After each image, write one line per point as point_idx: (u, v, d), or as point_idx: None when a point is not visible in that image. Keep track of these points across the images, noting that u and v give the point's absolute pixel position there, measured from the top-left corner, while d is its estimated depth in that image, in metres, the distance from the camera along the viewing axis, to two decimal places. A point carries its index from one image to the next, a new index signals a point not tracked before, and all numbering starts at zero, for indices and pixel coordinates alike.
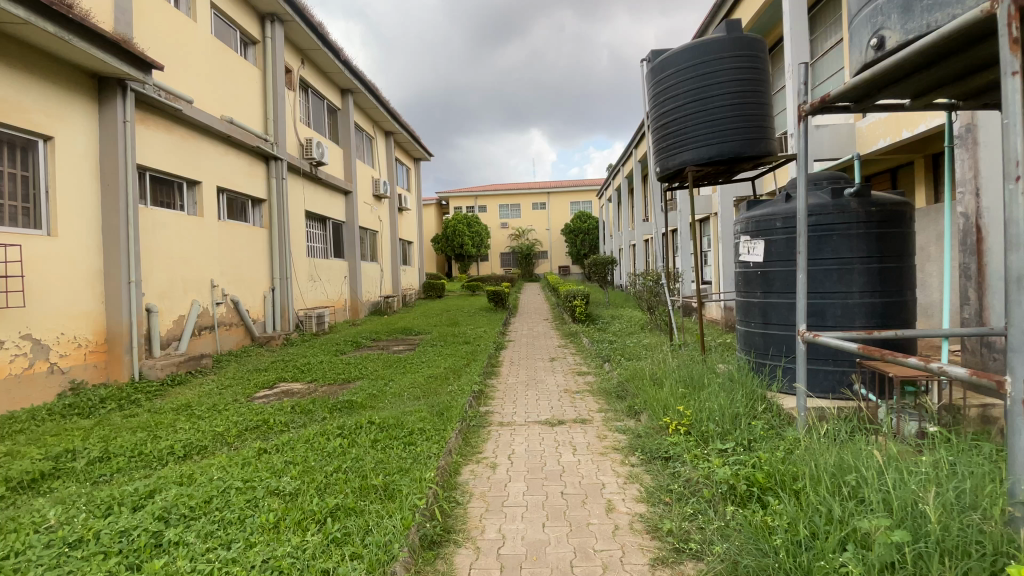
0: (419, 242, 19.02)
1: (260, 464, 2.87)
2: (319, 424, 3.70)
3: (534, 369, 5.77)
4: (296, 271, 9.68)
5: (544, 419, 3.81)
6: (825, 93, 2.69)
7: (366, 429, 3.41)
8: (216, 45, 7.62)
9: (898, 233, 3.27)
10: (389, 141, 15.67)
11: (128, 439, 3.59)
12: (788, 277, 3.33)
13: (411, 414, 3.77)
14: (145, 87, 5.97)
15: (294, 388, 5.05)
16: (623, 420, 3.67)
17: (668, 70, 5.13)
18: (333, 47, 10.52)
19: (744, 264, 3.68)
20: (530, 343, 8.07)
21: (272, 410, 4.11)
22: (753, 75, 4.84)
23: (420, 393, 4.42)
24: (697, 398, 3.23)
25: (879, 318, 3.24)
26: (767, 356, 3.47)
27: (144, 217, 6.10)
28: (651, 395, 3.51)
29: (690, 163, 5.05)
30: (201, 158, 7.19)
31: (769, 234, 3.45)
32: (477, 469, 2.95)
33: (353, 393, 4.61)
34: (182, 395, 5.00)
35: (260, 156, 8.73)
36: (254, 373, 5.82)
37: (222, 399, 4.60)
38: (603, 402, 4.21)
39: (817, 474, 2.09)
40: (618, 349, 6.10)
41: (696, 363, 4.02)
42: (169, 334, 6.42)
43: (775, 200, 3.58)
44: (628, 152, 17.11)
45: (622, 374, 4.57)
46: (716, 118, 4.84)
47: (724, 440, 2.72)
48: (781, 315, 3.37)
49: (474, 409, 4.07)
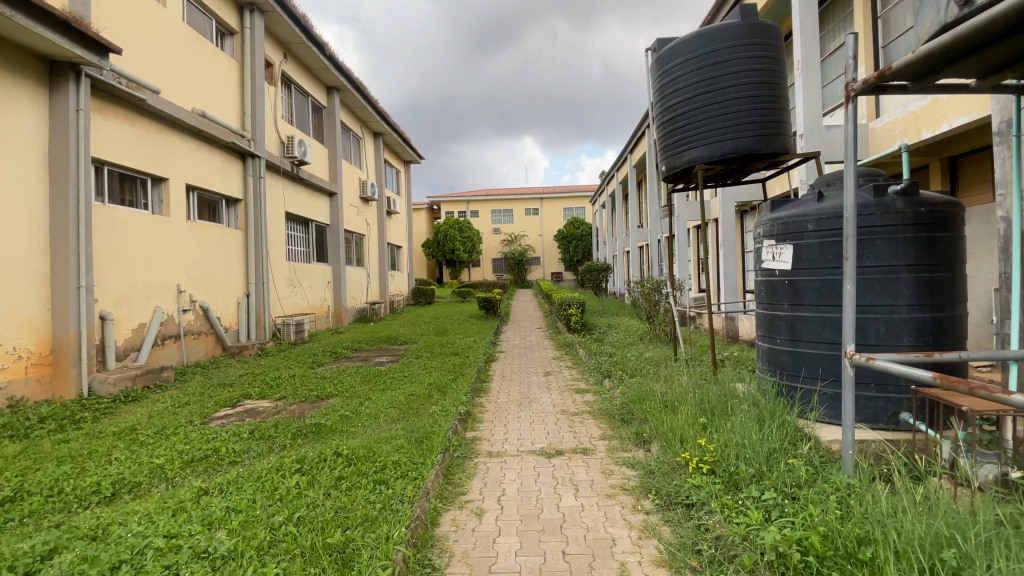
0: (409, 247, 18.50)
1: (194, 513, 2.35)
2: (277, 454, 3.19)
3: (528, 385, 5.28)
4: (274, 276, 9.12)
5: (540, 449, 3.31)
6: (884, 66, 2.23)
7: (331, 463, 2.90)
8: (188, 33, 7.10)
9: (949, 237, 2.82)
10: (378, 143, 15.17)
11: (50, 473, 3.05)
12: (822, 288, 2.88)
13: (385, 443, 3.25)
14: (104, 73, 5.44)
15: (259, 408, 4.52)
16: (630, 451, 3.18)
17: (675, 60, 4.69)
18: (318, 41, 10.05)
19: (767, 271, 3.23)
20: (523, 355, 7.56)
21: (226, 435, 3.58)
22: (770, 65, 4.42)
23: (399, 416, 3.90)
24: (720, 429, 2.76)
25: (929, 337, 2.79)
26: (797, 379, 3.01)
27: (100, 216, 5.55)
28: (664, 422, 3.03)
29: (699, 161, 4.60)
30: (169, 154, 6.66)
31: (800, 238, 2.99)
32: (459, 518, 2.45)
33: (323, 414, 4.09)
34: (131, 415, 4.43)
35: (236, 153, 8.18)
36: (217, 389, 5.25)
37: (173, 421, 4.05)
38: (606, 427, 3.71)
39: (899, 547, 1.61)
40: (619, 362, 5.61)
41: (710, 384, 3.55)
42: (127, 344, 5.85)
43: (804, 199, 3.13)
44: (623, 156, 16.70)
45: (626, 393, 4.08)
46: (728, 111, 4.41)
47: (759, 486, 2.25)
48: (814, 331, 2.91)
49: (458, 435, 3.56)
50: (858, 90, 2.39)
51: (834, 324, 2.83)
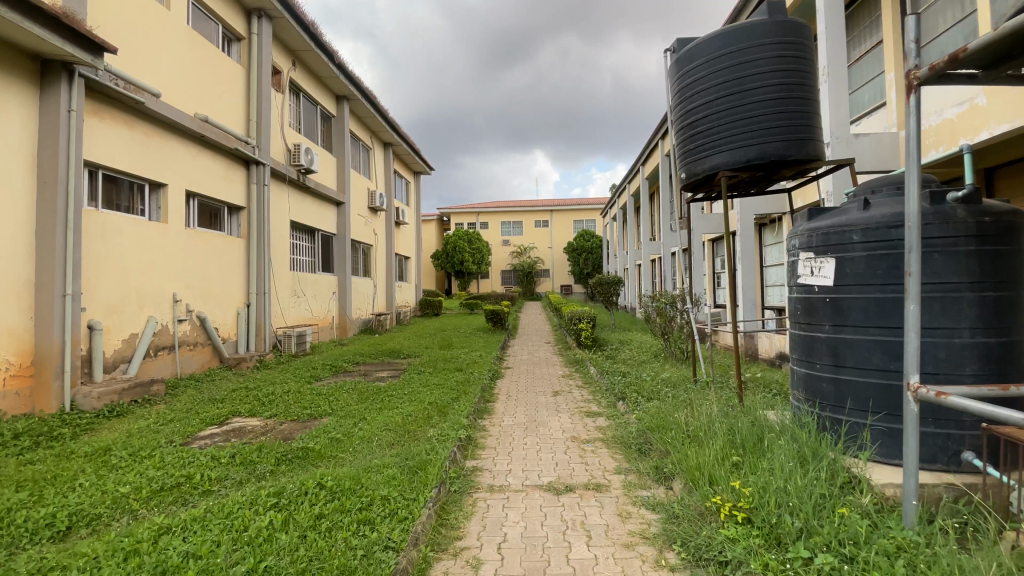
0: (418, 258, 18.32)
1: (146, 558, 2.04)
2: (255, 484, 2.88)
3: (535, 407, 4.92)
4: (276, 286, 8.89)
5: (547, 484, 2.95)
6: (958, 48, 1.89)
7: (312, 497, 2.58)
8: (192, 36, 6.94)
9: (1016, 251, 2.46)
10: (388, 153, 15.04)
11: (3, 500, 2.75)
12: (870, 307, 2.53)
13: (375, 473, 2.93)
14: (99, 74, 5.24)
15: (246, 427, 4.23)
16: (650, 489, 2.83)
17: (696, 61, 4.39)
18: (327, 49, 9.91)
19: (804, 287, 2.89)
20: (530, 372, 7.22)
21: (203, 460, 3.28)
22: (799, 65, 4.10)
23: (394, 441, 3.58)
24: (756, 469, 2.42)
25: (995, 365, 2.42)
26: (842, 413, 2.65)
27: (92, 221, 5.33)
28: (689, 458, 2.68)
29: (722, 168, 4.27)
30: (168, 158, 6.46)
31: (843, 250, 2.66)
32: (452, 570, 2.11)
33: (313, 436, 3.77)
34: (111, 433, 4.15)
35: (240, 160, 7.99)
36: (206, 405, 4.96)
37: (151, 441, 3.76)
38: (622, 459, 3.35)
39: None
40: (633, 382, 5.25)
41: (739, 413, 3.20)
42: (116, 355, 5.61)
43: (847, 207, 2.79)
44: (635, 168, 16.40)
45: (643, 420, 3.73)
46: (754, 114, 4.09)
47: (808, 544, 1.89)
48: (861, 357, 2.56)
49: (457, 464, 3.23)
50: (925, 77, 2.05)
51: (885, 349, 2.48)
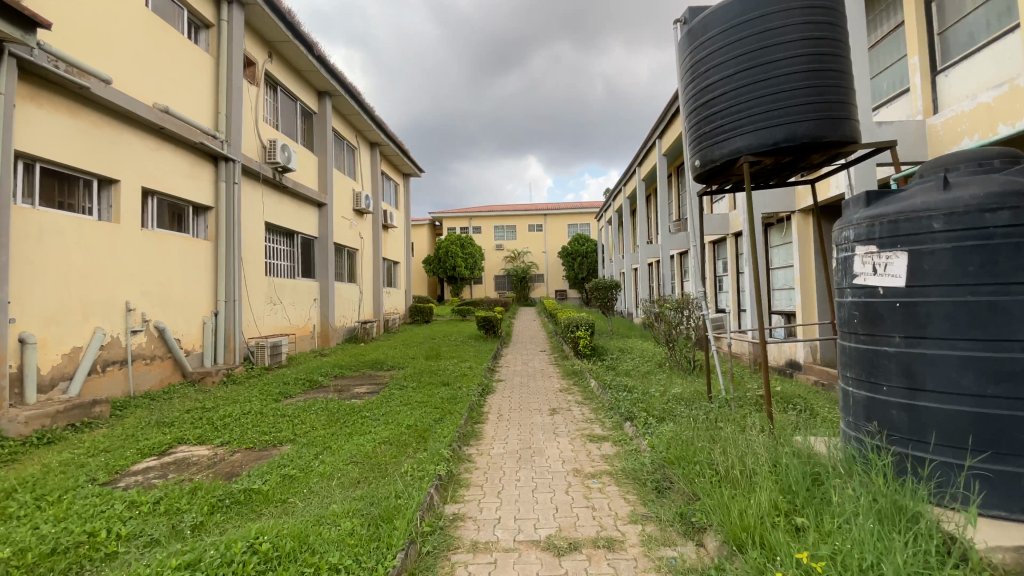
0: (407, 263, 17.73)
1: None
2: (173, 545, 2.26)
3: (530, 428, 4.31)
4: (249, 293, 8.25)
5: (546, 540, 2.34)
6: None
7: (236, 569, 1.95)
8: (152, 19, 6.33)
9: None
10: (376, 154, 14.43)
11: None
12: (958, 314, 1.96)
13: (328, 526, 2.33)
14: (35, 54, 4.61)
15: (191, 459, 3.60)
16: (677, 547, 2.23)
17: (711, 32, 3.85)
18: (307, 40, 9.33)
19: (863, 289, 2.30)
20: (525, 385, 6.63)
21: (119, 509, 2.65)
22: (831, 32, 3.52)
23: (360, 479, 2.97)
24: (825, 536, 1.84)
25: None
26: (925, 451, 2.07)
27: (25, 220, 4.68)
28: (730, 510, 2.10)
29: (743, 152, 3.69)
30: (119, 150, 5.80)
31: (918, 242, 2.08)
32: None
33: (264, 471, 3.15)
34: (25, 467, 3.48)
35: (207, 156, 7.36)
36: (152, 430, 4.31)
37: (65, 481, 3.10)
38: (636, 501, 2.75)
39: None
40: (639, 398, 4.67)
41: (778, 443, 2.62)
42: (56, 372, 4.95)
43: (918, 190, 2.20)
44: (630, 170, 15.92)
45: (659, 450, 3.14)
46: (781, 88, 3.51)
47: None
48: (944, 379, 1.99)
49: (435, 512, 2.62)
50: None
51: (979, 368, 1.91)
